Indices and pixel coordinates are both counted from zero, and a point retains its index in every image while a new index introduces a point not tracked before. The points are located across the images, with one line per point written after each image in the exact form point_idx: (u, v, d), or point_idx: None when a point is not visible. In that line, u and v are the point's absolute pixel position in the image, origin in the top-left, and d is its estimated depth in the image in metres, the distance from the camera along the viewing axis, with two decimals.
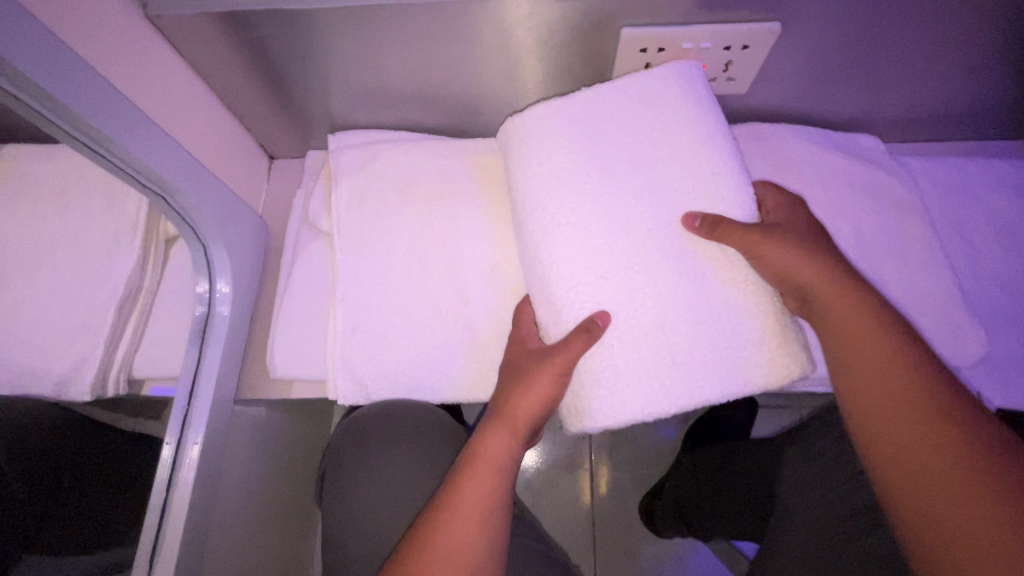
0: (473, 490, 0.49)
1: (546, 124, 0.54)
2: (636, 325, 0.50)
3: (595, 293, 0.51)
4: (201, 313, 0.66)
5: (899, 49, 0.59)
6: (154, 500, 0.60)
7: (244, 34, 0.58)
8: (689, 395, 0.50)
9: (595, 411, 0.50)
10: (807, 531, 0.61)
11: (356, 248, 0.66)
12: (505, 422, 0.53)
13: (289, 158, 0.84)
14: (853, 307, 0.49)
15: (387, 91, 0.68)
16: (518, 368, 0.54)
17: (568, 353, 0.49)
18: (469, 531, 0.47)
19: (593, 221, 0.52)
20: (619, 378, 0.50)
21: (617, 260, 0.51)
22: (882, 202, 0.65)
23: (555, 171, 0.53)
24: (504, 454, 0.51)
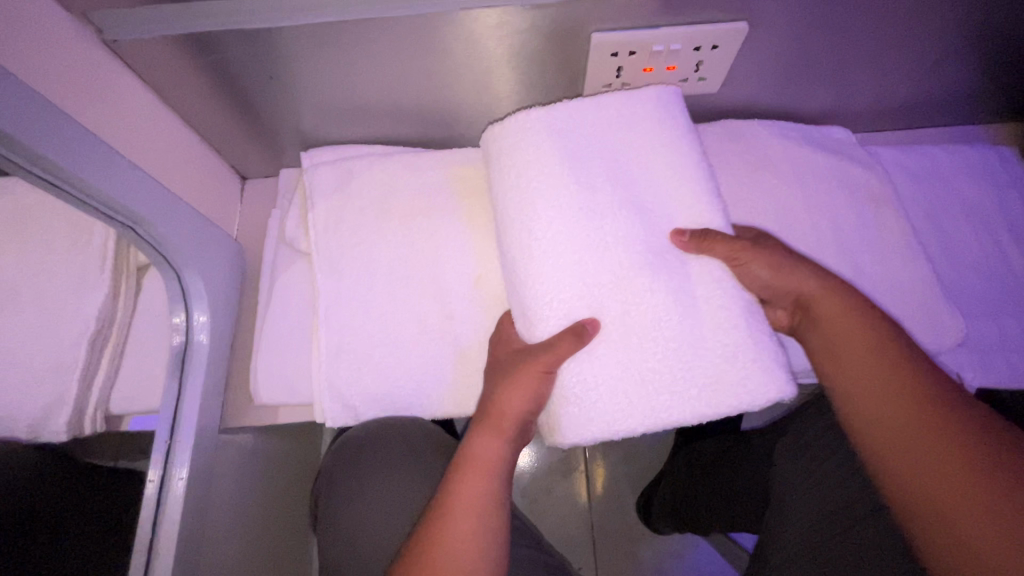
0: (465, 497, 0.48)
1: (530, 132, 0.54)
2: (613, 339, 0.51)
3: (574, 305, 0.50)
4: (178, 343, 0.63)
5: (864, 41, 0.60)
6: (138, 539, 0.57)
7: (206, 54, 0.57)
8: (656, 411, 0.50)
9: (565, 429, 0.51)
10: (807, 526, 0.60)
11: (337, 268, 0.65)
12: (496, 427, 0.52)
13: (261, 178, 0.82)
14: (845, 314, 0.51)
15: (357, 106, 0.67)
16: (502, 369, 0.54)
17: (548, 351, 0.49)
18: (460, 540, 0.46)
19: (575, 234, 0.52)
20: (587, 395, 0.50)
21: (601, 270, 0.51)
22: (860, 195, 0.66)
23: (536, 183, 0.53)
24: (493, 456, 0.51)
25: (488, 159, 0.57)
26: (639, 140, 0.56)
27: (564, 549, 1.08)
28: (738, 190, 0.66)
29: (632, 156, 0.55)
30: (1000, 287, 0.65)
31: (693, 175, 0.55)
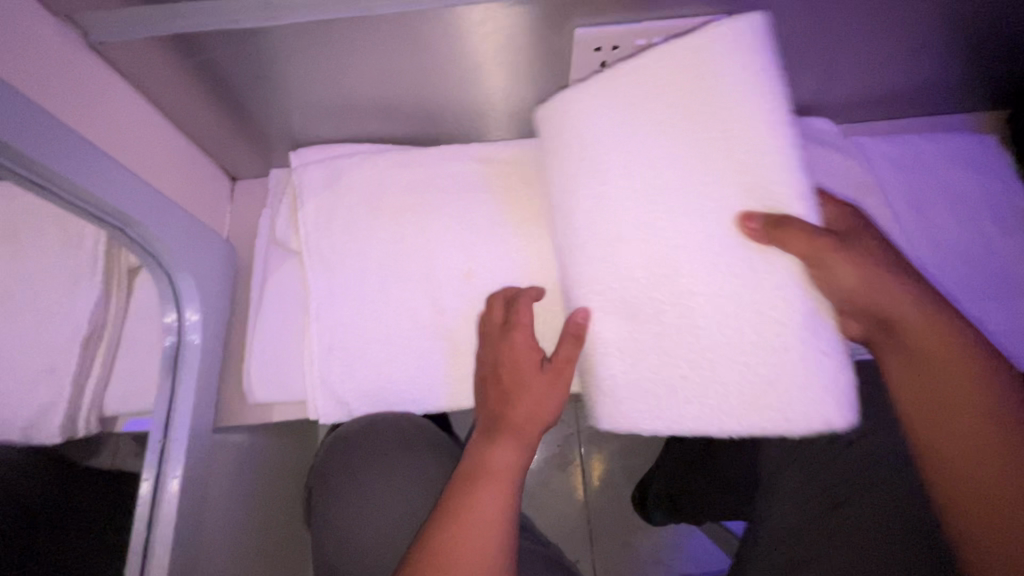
0: (481, 504, 0.49)
1: (580, 112, 0.54)
2: (659, 331, 0.50)
3: (623, 284, 0.51)
4: (170, 344, 0.63)
5: (845, 33, 0.61)
6: (134, 539, 0.57)
7: (193, 55, 0.57)
8: (681, 418, 0.50)
9: (603, 414, 0.53)
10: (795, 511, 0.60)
11: (328, 266, 0.66)
12: (514, 436, 0.53)
13: (251, 178, 0.82)
14: (935, 329, 0.44)
15: (345, 105, 0.67)
16: (511, 375, 0.55)
17: (570, 365, 0.53)
18: (472, 550, 0.46)
19: (628, 212, 0.51)
20: (619, 388, 0.51)
21: (653, 253, 0.50)
22: (840, 184, 0.69)
23: (592, 158, 0.52)
24: (509, 464, 0.52)
25: (546, 138, 0.56)
26: (715, 102, 0.50)
27: (561, 542, 1.09)
28: None
29: (692, 142, 0.50)
30: (983, 273, 0.66)
31: (774, 161, 0.48)
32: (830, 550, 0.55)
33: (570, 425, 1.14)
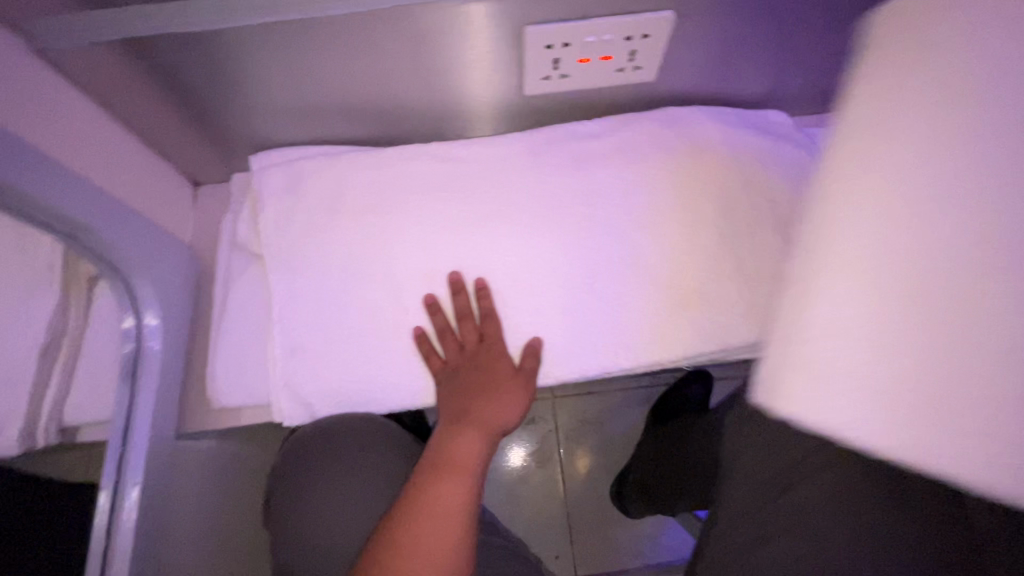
0: (449, 492, 0.54)
1: (937, 24, 0.37)
2: (955, 325, 0.33)
3: (900, 232, 0.35)
4: (129, 348, 0.61)
5: (791, 26, 0.62)
6: (92, 548, 0.55)
7: (145, 56, 0.56)
8: (927, 455, 0.32)
9: (792, 399, 0.37)
10: (749, 494, 0.61)
11: (290, 268, 0.65)
12: (477, 431, 0.60)
13: (215, 183, 0.82)
14: None
15: (303, 106, 0.67)
16: (483, 380, 0.62)
17: (534, 379, 0.62)
18: (444, 538, 0.51)
19: (927, 140, 0.36)
20: (834, 371, 0.36)
21: (966, 208, 0.33)
22: (791, 172, 0.68)
23: (954, 59, 0.36)
24: (474, 457, 0.58)
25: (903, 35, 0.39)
26: None
27: (541, 538, 1.09)
28: (680, 174, 0.66)
29: None
30: None
31: None
32: (778, 535, 0.56)
33: (548, 422, 1.15)
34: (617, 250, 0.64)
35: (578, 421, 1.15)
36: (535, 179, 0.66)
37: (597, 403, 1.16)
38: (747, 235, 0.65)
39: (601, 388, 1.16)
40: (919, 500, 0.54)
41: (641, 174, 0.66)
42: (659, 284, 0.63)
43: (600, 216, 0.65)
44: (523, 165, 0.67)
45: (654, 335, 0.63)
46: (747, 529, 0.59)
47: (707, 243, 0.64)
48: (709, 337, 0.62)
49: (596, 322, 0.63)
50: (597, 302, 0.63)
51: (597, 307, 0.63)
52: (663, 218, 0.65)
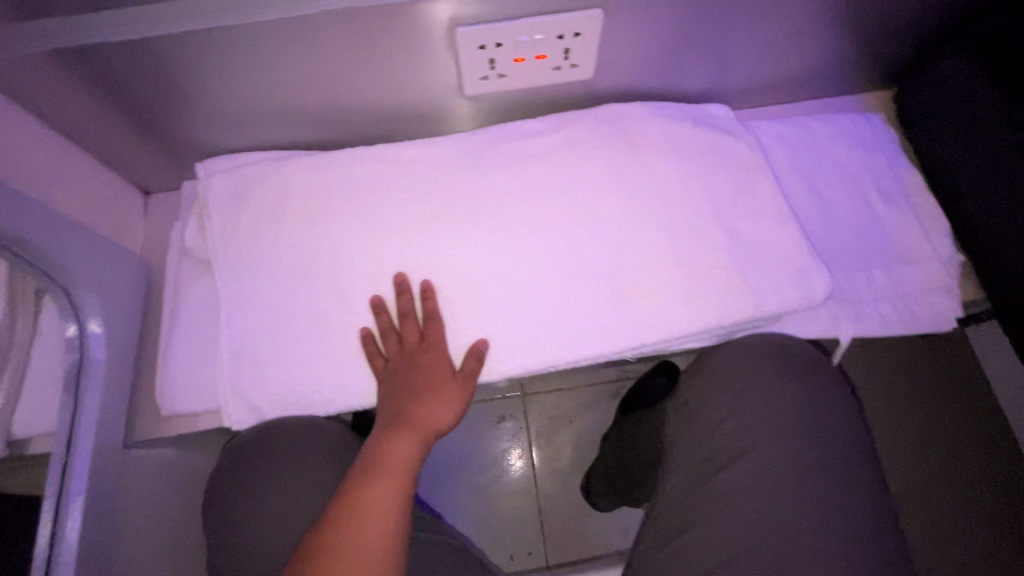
0: (378, 496, 0.55)
1: None
2: None
3: None
4: (72, 360, 0.62)
5: (721, 21, 0.64)
6: (35, 555, 0.55)
7: (82, 67, 0.57)
8: None
9: None
10: (681, 480, 0.63)
11: (237, 274, 0.66)
12: (412, 433, 0.59)
13: (166, 192, 0.82)
14: None
15: (246, 113, 0.68)
16: (420, 380, 0.61)
17: (473, 380, 0.61)
18: (373, 537, 0.53)
19: None
20: None
21: None
22: (731, 165, 0.68)
23: None
24: (408, 459, 0.58)
25: None
26: None
27: (513, 534, 1.10)
28: (620, 169, 0.67)
29: None
30: (871, 242, 0.70)
31: None
32: (705, 518, 0.59)
33: (519, 420, 1.16)
34: (559, 246, 0.65)
35: (548, 418, 1.16)
36: (478, 179, 0.67)
37: (567, 400, 1.17)
38: (687, 227, 0.65)
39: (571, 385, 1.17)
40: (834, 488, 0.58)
41: (583, 170, 0.67)
42: (602, 279, 0.64)
43: (542, 213, 0.66)
44: (467, 165, 0.68)
45: (597, 330, 0.63)
46: (677, 513, 0.61)
47: (648, 237, 0.65)
48: (651, 330, 0.63)
49: (540, 318, 0.63)
50: (541, 298, 0.64)
51: (540, 303, 0.63)
52: (604, 213, 0.65)
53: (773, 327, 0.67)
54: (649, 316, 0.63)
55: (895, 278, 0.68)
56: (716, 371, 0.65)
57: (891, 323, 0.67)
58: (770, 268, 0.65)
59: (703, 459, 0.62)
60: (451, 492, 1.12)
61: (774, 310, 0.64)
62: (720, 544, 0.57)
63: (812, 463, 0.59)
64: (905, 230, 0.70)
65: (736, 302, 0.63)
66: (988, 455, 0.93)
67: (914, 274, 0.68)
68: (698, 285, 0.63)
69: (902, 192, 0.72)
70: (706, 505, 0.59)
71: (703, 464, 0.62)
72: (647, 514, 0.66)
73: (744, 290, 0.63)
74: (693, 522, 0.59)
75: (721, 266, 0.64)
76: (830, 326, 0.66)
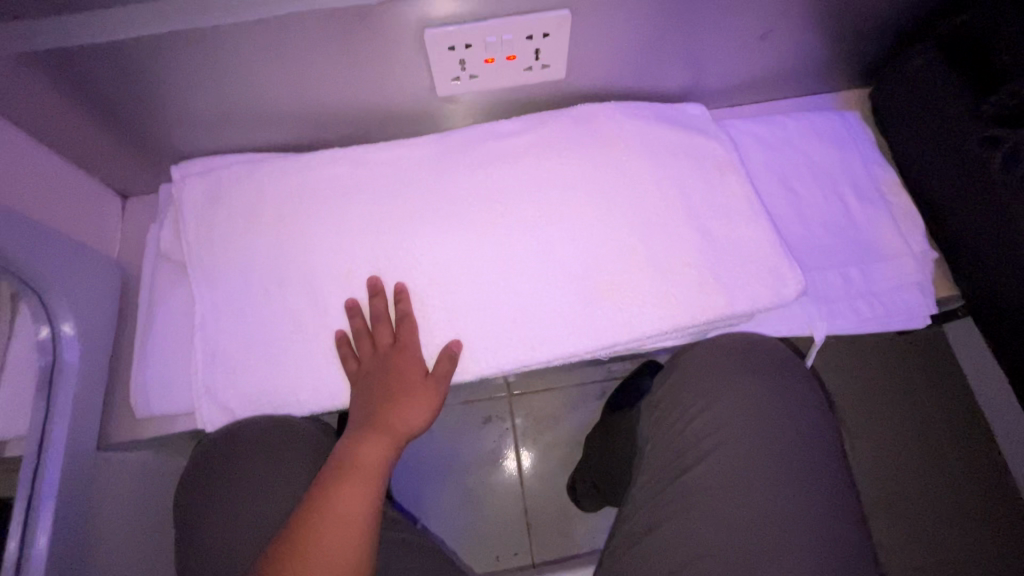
0: (346, 500, 0.55)
1: None
2: None
3: None
4: (44, 363, 0.62)
5: (691, 21, 0.64)
6: (5, 557, 0.55)
7: (50, 70, 0.57)
8: None
9: None
10: (651, 479, 0.63)
11: (210, 276, 0.66)
12: (383, 436, 0.59)
13: (144, 195, 0.82)
14: None
15: (219, 115, 0.68)
16: (391, 383, 0.61)
17: (445, 383, 0.61)
18: (338, 540, 0.53)
19: None
20: None
21: None
22: (704, 164, 0.69)
23: None
24: (378, 463, 0.58)
25: None
26: None
27: (498, 535, 1.10)
28: (592, 169, 0.67)
29: None
30: (844, 239, 0.70)
31: None
32: (673, 514, 0.59)
33: (504, 420, 1.16)
34: (530, 245, 0.65)
35: (533, 419, 1.16)
36: (451, 180, 0.67)
37: (553, 400, 1.17)
38: (659, 226, 0.65)
39: (556, 385, 1.17)
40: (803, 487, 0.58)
41: (555, 170, 0.67)
42: (573, 278, 0.64)
43: (515, 212, 0.66)
44: (440, 165, 0.68)
45: (569, 329, 0.63)
46: (647, 511, 0.61)
47: (620, 236, 0.65)
48: (623, 329, 0.63)
49: (512, 317, 0.63)
50: (514, 298, 0.64)
51: (512, 303, 0.64)
52: (576, 212, 0.66)
53: (747, 325, 0.67)
54: (621, 315, 0.63)
55: (868, 274, 0.68)
56: (689, 369, 0.65)
57: (865, 320, 0.67)
58: (742, 266, 0.65)
59: (675, 456, 0.62)
60: (436, 493, 1.12)
61: (746, 308, 0.64)
62: (688, 542, 0.57)
63: (784, 463, 0.59)
64: (878, 228, 0.70)
65: (709, 300, 0.63)
66: (969, 454, 0.94)
67: (887, 271, 0.68)
68: (670, 283, 0.63)
69: (876, 189, 0.73)
70: (675, 502, 0.59)
71: (674, 461, 0.62)
72: (620, 513, 0.66)
73: (716, 288, 0.63)
74: (662, 519, 0.59)
75: (693, 265, 0.64)
76: (804, 324, 0.67)
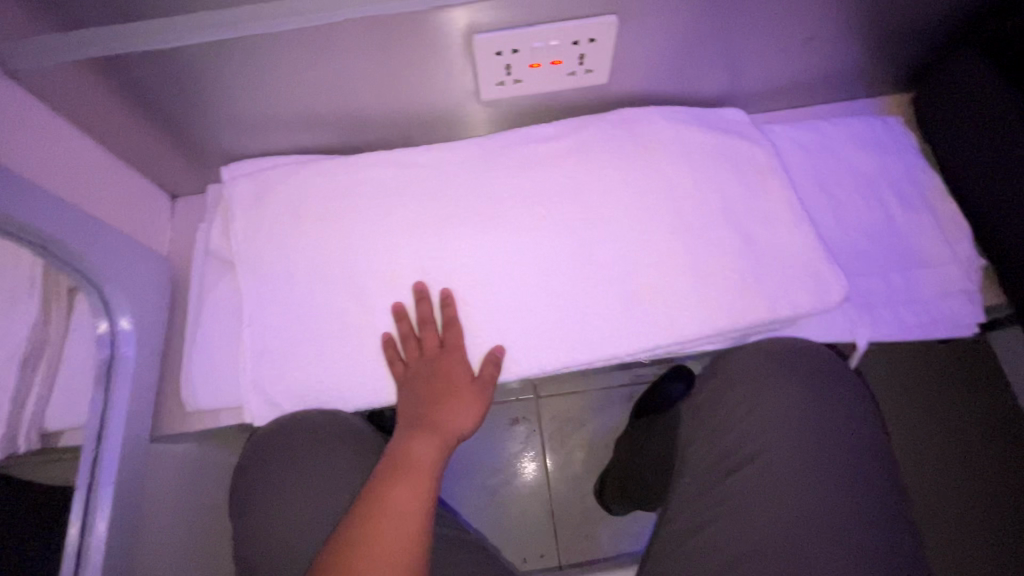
0: (402, 497, 0.56)
1: None
2: None
3: None
4: (104, 356, 0.64)
5: (735, 26, 0.64)
6: (66, 544, 0.58)
7: (115, 74, 0.59)
8: None
9: None
10: (693, 482, 0.63)
11: (259, 274, 0.67)
12: (433, 436, 0.61)
13: (192, 194, 0.84)
14: None
15: (269, 118, 0.70)
16: (439, 386, 0.62)
17: (491, 387, 0.63)
18: (396, 538, 0.54)
19: None
20: None
21: None
22: (745, 168, 0.68)
23: None
24: (429, 461, 0.59)
25: None
26: None
27: (526, 536, 1.10)
28: (633, 172, 0.67)
29: None
30: (887, 246, 0.69)
31: None
32: (717, 517, 0.59)
33: (532, 422, 1.16)
34: (572, 247, 0.65)
35: (560, 421, 1.16)
36: (493, 182, 0.68)
37: (580, 403, 1.17)
38: (701, 230, 0.65)
39: (584, 388, 1.17)
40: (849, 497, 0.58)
41: (596, 174, 0.68)
42: (613, 281, 0.64)
43: (556, 215, 0.66)
44: (482, 168, 0.69)
45: (609, 331, 0.63)
46: (689, 514, 0.61)
47: (661, 239, 0.65)
48: (665, 332, 0.63)
49: (553, 318, 0.64)
50: (554, 299, 0.64)
51: (553, 304, 0.64)
52: (616, 215, 0.66)
53: (788, 330, 0.67)
54: (661, 318, 0.63)
55: (913, 282, 0.68)
56: (731, 373, 0.66)
57: (910, 328, 0.66)
58: (785, 270, 0.64)
59: (717, 460, 0.62)
60: (463, 494, 1.12)
61: (788, 313, 0.63)
62: (733, 547, 0.57)
63: (831, 471, 0.58)
64: (924, 235, 0.69)
65: (752, 304, 0.63)
66: (1013, 467, 0.91)
67: (933, 279, 0.68)
68: (712, 287, 0.64)
69: (920, 196, 0.72)
70: (718, 505, 0.60)
71: (718, 465, 0.62)
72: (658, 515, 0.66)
73: (758, 293, 0.63)
74: (705, 522, 0.59)
75: (736, 269, 0.64)
76: (847, 330, 0.66)
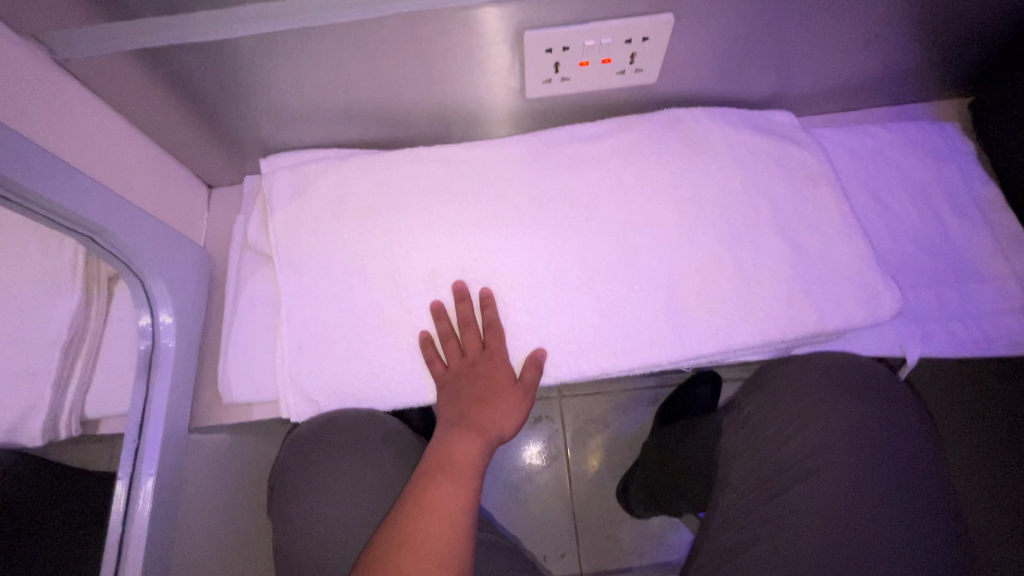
0: (446, 496, 0.56)
1: None
2: None
3: None
4: (145, 346, 0.65)
5: (794, 27, 0.62)
6: (109, 532, 0.59)
7: (162, 67, 0.59)
8: None
9: None
10: (738, 500, 0.63)
11: (298, 268, 0.67)
12: (474, 435, 0.60)
13: (228, 185, 0.84)
14: None
15: (311, 112, 0.69)
16: (482, 387, 0.63)
17: (533, 389, 0.62)
18: (442, 535, 0.53)
19: None
20: None
21: None
22: (795, 175, 0.66)
23: None
24: (471, 460, 0.59)
25: None
26: None
27: (546, 535, 1.10)
28: (680, 175, 0.66)
29: None
30: (941, 258, 0.67)
31: None
32: (763, 537, 0.58)
33: (554, 420, 1.16)
34: (616, 251, 0.64)
35: (584, 420, 1.16)
36: (535, 182, 0.67)
37: (604, 403, 1.16)
38: (749, 237, 0.64)
39: (609, 388, 1.16)
40: (901, 514, 0.56)
41: (642, 176, 0.66)
42: (658, 286, 0.63)
43: (600, 217, 0.65)
44: (527, 167, 0.68)
45: (651, 338, 0.62)
46: (735, 529, 0.61)
47: (707, 245, 0.64)
48: (709, 341, 0.62)
49: (594, 323, 0.63)
50: (596, 303, 0.63)
51: (595, 309, 0.63)
52: (662, 219, 0.65)
53: (834, 342, 0.65)
54: (706, 326, 0.62)
55: (968, 296, 0.65)
56: (778, 388, 0.65)
57: (962, 344, 0.64)
58: (835, 281, 0.63)
59: (765, 478, 0.62)
60: (486, 491, 1.12)
61: (838, 326, 0.62)
62: (782, 563, 0.56)
63: (880, 487, 0.57)
64: (978, 246, 0.67)
65: (800, 316, 0.62)
66: None
67: (987, 293, 0.65)
68: (759, 297, 0.62)
69: (976, 205, 0.69)
70: (766, 524, 0.59)
71: (764, 484, 0.61)
72: (702, 532, 0.66)
73: (807, 303, 0.62)
74: (753, 543, 0.59)
75: (784, 279, 0.62)
76: (896, 345, 0.64)
